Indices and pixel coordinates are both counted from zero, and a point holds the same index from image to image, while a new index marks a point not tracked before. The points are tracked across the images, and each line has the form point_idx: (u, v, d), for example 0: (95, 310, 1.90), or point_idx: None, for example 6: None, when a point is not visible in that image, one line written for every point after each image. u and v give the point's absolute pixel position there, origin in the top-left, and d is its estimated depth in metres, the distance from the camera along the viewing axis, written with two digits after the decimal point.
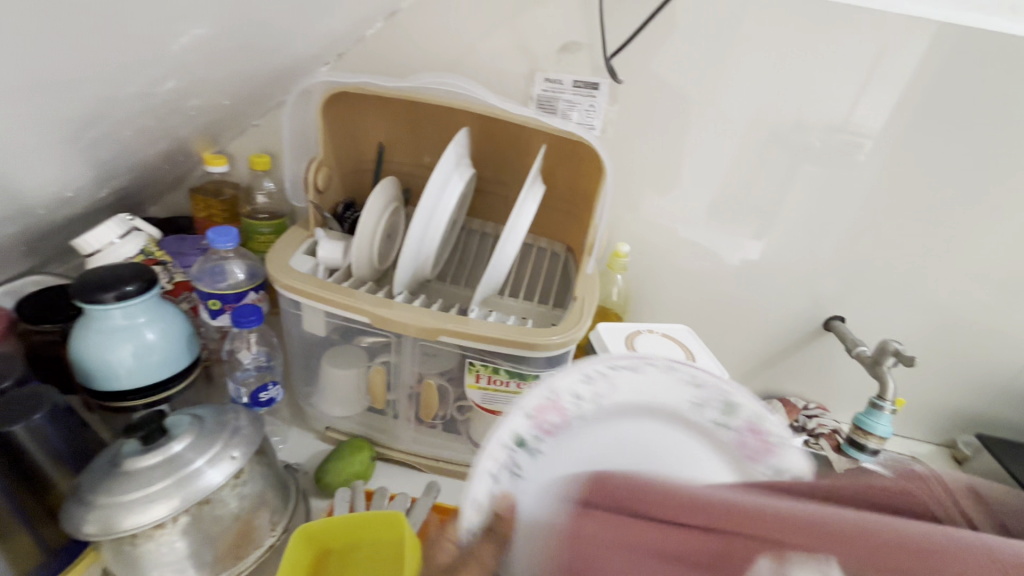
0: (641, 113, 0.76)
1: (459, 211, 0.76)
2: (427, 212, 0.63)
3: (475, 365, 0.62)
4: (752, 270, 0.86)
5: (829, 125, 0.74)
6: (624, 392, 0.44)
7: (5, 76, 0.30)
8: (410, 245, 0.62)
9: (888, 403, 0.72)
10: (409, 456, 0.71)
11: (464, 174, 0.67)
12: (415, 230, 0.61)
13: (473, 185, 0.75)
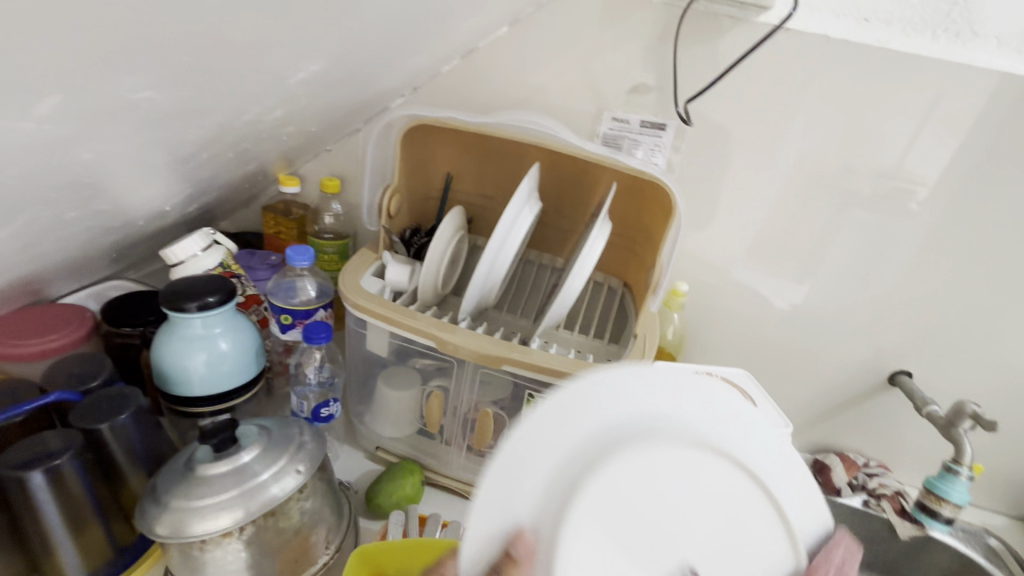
0: (707, 155, 0.77)
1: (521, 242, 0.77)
2: (497, 242, 0.64)
3: (533, 397, 0.61)
4: (813, 317, 0.84)
5: (904, 174, 0.73)
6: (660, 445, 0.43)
7: (160, 107, 0.34)
8: (478, 274, 0.63)
9: (965, 468, 0.68)
10: (456, 482, 0.71)
11: (533, 207, 0.68)
12: (485, 259, 0.63)
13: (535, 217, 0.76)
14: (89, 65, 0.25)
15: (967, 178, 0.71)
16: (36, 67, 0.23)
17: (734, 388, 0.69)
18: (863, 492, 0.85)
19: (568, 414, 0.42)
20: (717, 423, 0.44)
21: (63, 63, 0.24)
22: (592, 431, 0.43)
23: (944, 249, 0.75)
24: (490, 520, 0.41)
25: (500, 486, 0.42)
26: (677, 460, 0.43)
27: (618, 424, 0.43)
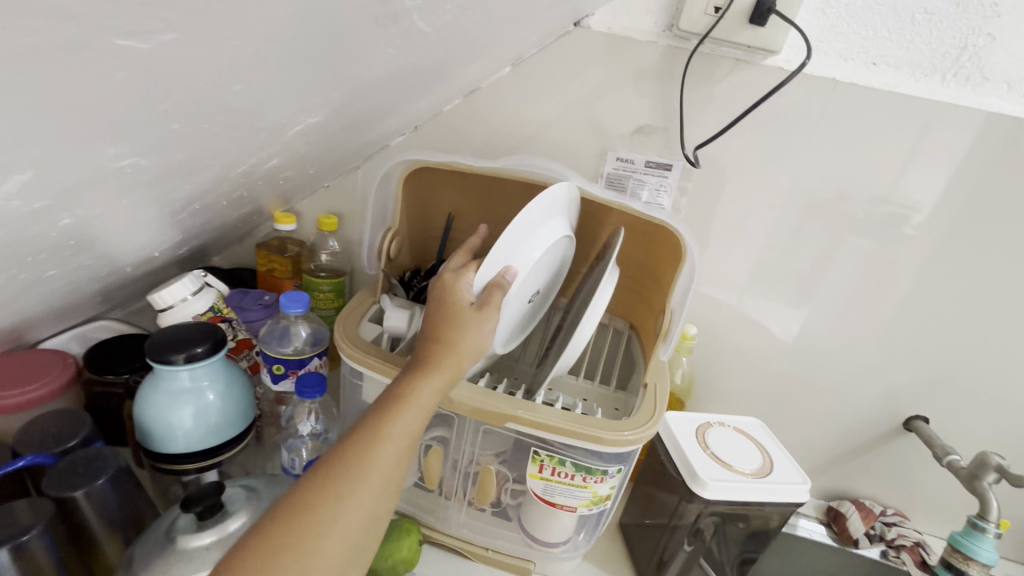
0: (712, 197, 0.75)
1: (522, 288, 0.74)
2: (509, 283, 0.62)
3: (539, 455, 0.58)
4: (824, 360, 0.82)
5: (910, 220, 0.72)
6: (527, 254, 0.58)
7: (148, 170, 0.31)
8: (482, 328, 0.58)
9: (992, 525, 0.65)
10: (456, 540, 0.67)
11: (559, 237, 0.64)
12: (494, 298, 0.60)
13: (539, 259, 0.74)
14: (69, 142, 0.23)
15: (976, 221, 0.70)
16: (6, 150, 0.21)
17: (748, 439, 0.66)
18: (880, 542, 0.83)
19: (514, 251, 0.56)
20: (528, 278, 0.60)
21: (40, 145, 0.22)
22: (539, 224, 0.58)
23: (955, 291, 0.74)
24: (500, 259, 0.54)
25: (516, 234, 0.55)
26: (547, 259, 0.62)
27: (536, 232, 0.58)
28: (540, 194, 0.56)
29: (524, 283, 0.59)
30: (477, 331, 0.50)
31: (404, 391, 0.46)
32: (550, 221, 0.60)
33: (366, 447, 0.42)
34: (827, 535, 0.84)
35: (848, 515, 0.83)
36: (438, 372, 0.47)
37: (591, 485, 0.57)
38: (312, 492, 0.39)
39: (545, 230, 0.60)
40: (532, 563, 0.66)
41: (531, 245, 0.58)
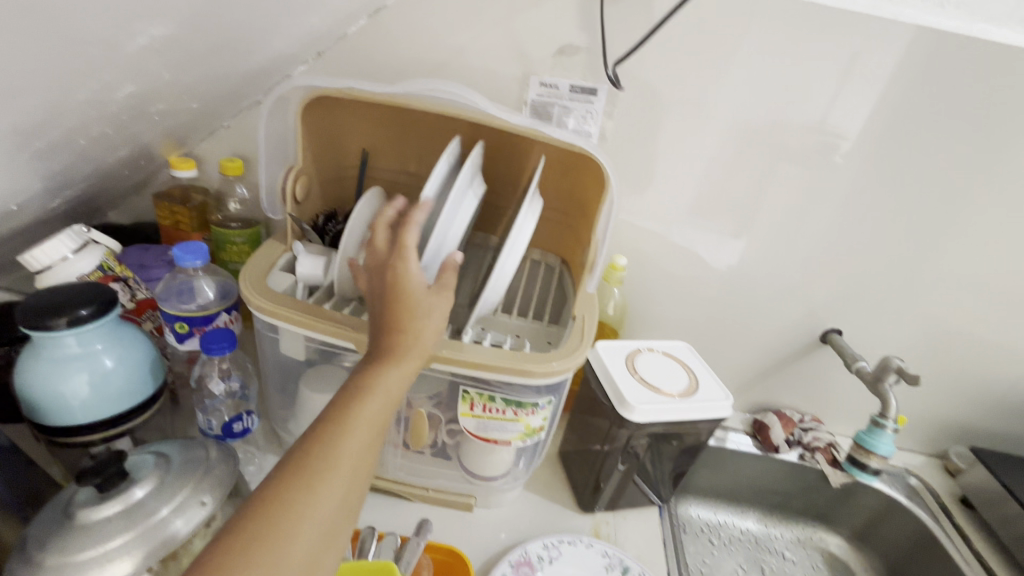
0: (639, 123, 0.73)
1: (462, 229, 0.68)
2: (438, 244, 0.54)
3: (469, 393, 0.57)
4: (750, 283, 0.84)
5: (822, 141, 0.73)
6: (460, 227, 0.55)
7: None
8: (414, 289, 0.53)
9: (890, 421, 0.70)
10: (395, 484, 0.67)
11: (478, 190, 0.58)
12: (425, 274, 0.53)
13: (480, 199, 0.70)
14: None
15: (889, 137, 0.72)
16: None
17: (676, 361, 0.68)
18: (798, 447, 0.90)
19: (448, 226, 0.54)
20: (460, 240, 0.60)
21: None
22: (464, 193, 0.55)
23: (868, 208, 0.77)
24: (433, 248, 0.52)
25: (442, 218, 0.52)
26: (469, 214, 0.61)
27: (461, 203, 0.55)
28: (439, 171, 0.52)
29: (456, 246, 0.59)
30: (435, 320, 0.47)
31: (371, 378, 0.43)
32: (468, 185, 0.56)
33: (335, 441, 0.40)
34: (752, 445, 0.91)
35: (771, 425, 0.90)
36: (403, 359, 0.45)
37: (522, 419, 0.58)
38: (275, 495, 0.37)
39: (470, 195, 0.56)
40: (472, 497, 0.67)
41: (462, 218, 0.55)
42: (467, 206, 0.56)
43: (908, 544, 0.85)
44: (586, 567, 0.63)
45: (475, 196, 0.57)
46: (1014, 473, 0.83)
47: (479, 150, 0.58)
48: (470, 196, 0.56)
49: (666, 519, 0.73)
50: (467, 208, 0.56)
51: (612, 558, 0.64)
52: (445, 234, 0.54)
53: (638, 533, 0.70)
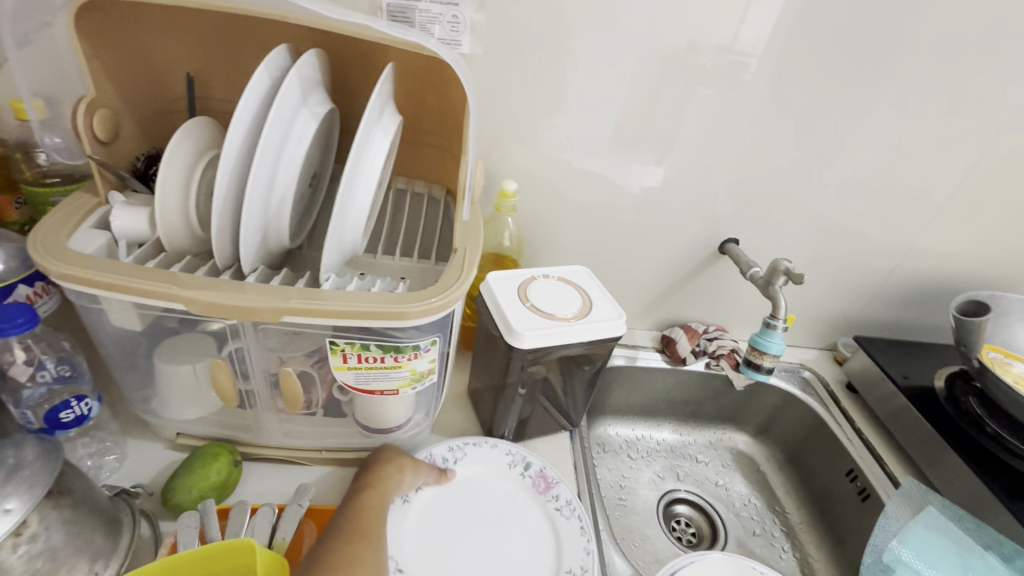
0: (512, 29, 0.66)
1: (325, 159, 0.59)
2: (269, 176, 0.46)
3: (338, 345, 0.51)
4: (648, 201, 0.82)
5: (718, 46, 0.69)
6: (293, 154, 0.47)
7: None
8: (248, 229, 0.45)
9: (780, 321, 0.72)
10: (286, 452, 0.62)
11: (317, 110, 0.49)
12: (253, 207, 0.45)
13: (338, 124, 0.60)
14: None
15: (771, 34, 0.68)
16: None
17: (571, 284, 0.65)
18: (704, 356, 0.92)
19: (277, 153, 0.46)
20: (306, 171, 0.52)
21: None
22: (294, 113, 0.47)
23: (757, 110, 0.74)
24: (256, 179, 0.44)
25: (266, 141, 0.44)
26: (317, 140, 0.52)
27: (291, 125, 0.46)
28: (250, 84, 0.43)
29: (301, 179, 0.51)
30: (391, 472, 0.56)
31: (376, 479, 0.54)
32: (300, 103, 0.47)
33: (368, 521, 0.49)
34: (661, 361, 0.93)
35: (677, 339, 0.91)
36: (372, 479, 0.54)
37: (404, 365, 0.53)
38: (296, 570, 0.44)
39: (305, 116, 0.48)
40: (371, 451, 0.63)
41: (293, 144, 0.47)
42: (301, 131, 0.47)
43: (801, 431, 0.91)
44: (491, 465, 0.64)
45: (313, 117, 0.49)
46: (890, 356, 0.90)
47: (313, 60, 0.49)
48: (305, 118, 0.48)
49: (577, 443, 0.73)
50: (299, 133, 0.47)
51: (515, 455, 0.65)
52: (276, 167, 0.46)
53: (547, 460, 0.70)
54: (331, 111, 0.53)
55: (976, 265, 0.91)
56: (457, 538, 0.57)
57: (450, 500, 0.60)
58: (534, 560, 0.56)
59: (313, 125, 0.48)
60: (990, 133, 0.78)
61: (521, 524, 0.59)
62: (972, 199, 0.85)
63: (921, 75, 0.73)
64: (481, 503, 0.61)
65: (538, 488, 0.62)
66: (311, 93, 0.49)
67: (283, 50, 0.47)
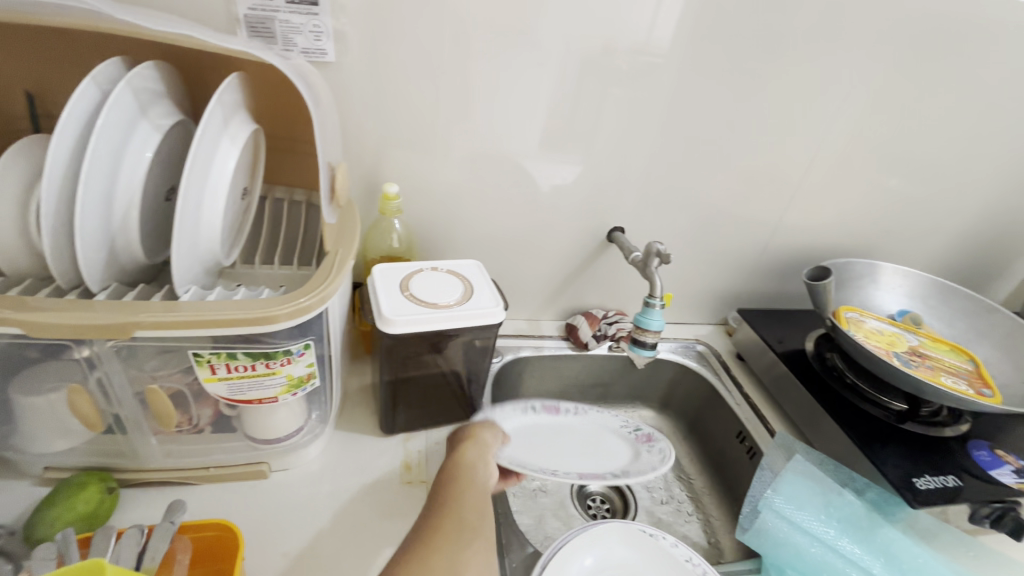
0: (377, 36, 0.67)
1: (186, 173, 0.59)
2: (106, 189, 0.46)
3: (203, 357, 0.50)
4: (531, 199, 0.86)
5: (634, 48, 0.74)
6: (133, 167, 0.47)
7: None
8: (85, 243, 0.44)
9: (655, 299, 0.78)
10: (168, 472, 0.60)
11: (160, 123, 0.50)
12: (89, 221, 0.44)
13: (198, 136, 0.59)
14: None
15: (630, 34, 0.73)
16: None
17: (453, 279, 0.68)
18: (606, 340, 0.97)
19: (114, 168, 0.46)
20: (155, 184, 0.51)
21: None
22: (131, 126, 0.47)
23: (626, 106, 0.79)
24: (89, 193, 0.44)
25: (99, 155, 0.44)
26: (166, 153, 0.52)
27: (127, 139, 0.47)
28: (72, 97, 0.43)
29: (149, 192, 0.51)
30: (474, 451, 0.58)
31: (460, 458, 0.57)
32: (138, 117, 0.48)
33: (458, 494, 0.52)
34: (566, 348, 0.97)
35: (578, 326, 0.95)
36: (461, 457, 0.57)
37: (278, 370, 0.53)
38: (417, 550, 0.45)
39: (143, 130, 0.48)
40: (264, 463, 0.63)
41: (130, 157, 0.47)
42: (140, 145, 0.48)
43: (697, 401, 0.98)
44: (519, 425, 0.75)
45: (154, 130, 0.49)
46: (768, 324, 0.99)
47: (151, 74, 0.49)
48: (142, 131, 0.48)
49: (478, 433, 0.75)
50: (139, 147, 0.48)
51: (523, 404, 0.79)
52: (112, 181, 0.46)
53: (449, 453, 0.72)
54: (180, 125, 0.54)
55: (837, 236, 1.02)
56: (551, 455, 0.72)
57: (520, 445, 0.71)
58: (598, 441, 0.78)
59: (151, 138, 0.49)
60: (831, 118, 0.87)
61: (570, 431, 0.78)
62: (824, 177, 0.94)
63: (766, 68, 0.80)
64: (536, 438, 0.75)
65: (551, 411, 0.80)
66: (150, 106, 0.49)
67: (114, 65, 0.47)
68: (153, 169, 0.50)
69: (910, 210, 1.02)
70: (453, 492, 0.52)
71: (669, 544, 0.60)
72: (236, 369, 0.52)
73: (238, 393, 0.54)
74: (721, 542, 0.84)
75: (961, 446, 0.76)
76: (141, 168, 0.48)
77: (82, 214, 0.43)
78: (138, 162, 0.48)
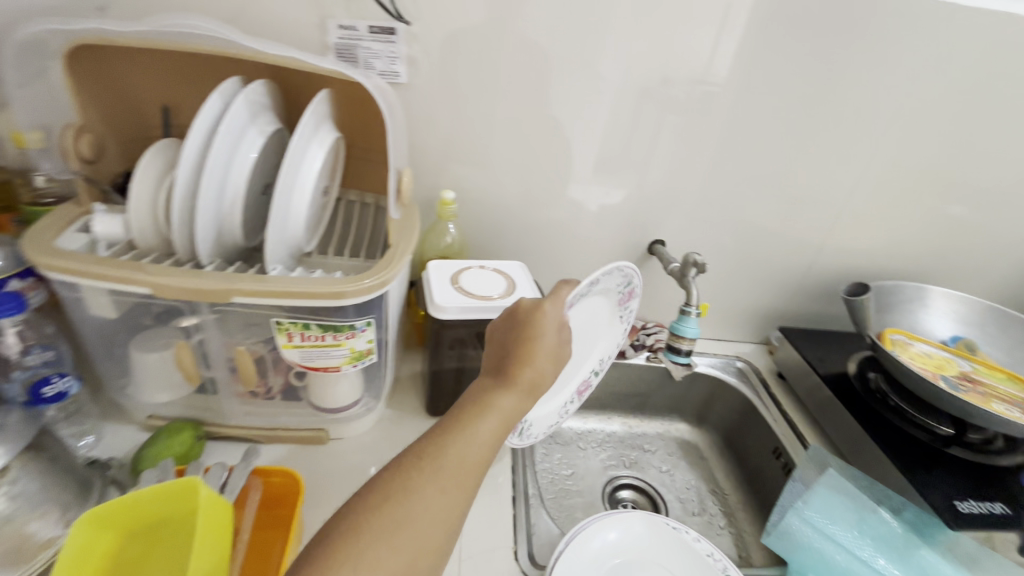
0: (443, 60, 0.76)
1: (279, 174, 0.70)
2: (222, 181, 0.56)
3: (283, 324, 0.59)
4: (573, 211, 0.91)
5: (695, 78, 0.80)
6: (242, 164, 0.58)
7: None
8: (203, 223, 0.55)
9: (692, 307, 0.81)
10: (245, 430, 0.69)
11: (266, 129, 0.60)
12: (208, 206, 0.55)
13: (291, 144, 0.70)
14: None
15: (677, 60, 0.78)
16: None
17: (498, 276, 0.74)
18: (644, 350, 1.00)
19: (229, 164, 0.56)
20: (258, 181, 0.62)
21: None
22: (243, 131, 0.57)
23: (669, 126, 0.84)
24: (210, 183, 0.54)
25: (219, 153, 0.55)
26: (268, 156, 0.63)
27: (240, 141, 0.57)
28: (203, 107, 0.54)
29: (254, 186, 0.61)
30: (513, 398, 0.48)
31: (484, 397, 0.48)
32: (249, 124, 0.58)
33: (465, 429, 0.45)
34: None
35: None
36: (505, 386, 0.49)
37: (343, 342, 0.61)
38: (385, 484, 0.40)
39: (252, 135, 0.59)
40: (324, 430, 0.71)
41: (241, 155, 0.57)
42: (249, 147, 0.58)
43: (735, 416, 0.99)
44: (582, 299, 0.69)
45: (261, 136, 0.60)
46: (812, 345, 0.98)
47: (262, 90, 0.60)
48: (252, 136, 0.59)
49: None
50: (249, 148, 0.58)
51: (625, 274, 0.72)
52: (227, 174, 0.56)
53: None
54: (281, 133, 0.64)
55: (886, 260, 1.01)
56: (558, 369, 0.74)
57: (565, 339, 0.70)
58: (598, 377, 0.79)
59: (258, 140, 0.59)
60: (879, 140, 0.88)
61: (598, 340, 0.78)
62: (873, 200, 0.94)
63: (811, 92, 0.82)
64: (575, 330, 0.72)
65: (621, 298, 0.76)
66: (259, 116, 0.60)
67: (235, 83, 0.58)
68: (258, 168, 0.61)
69: (968, 237, 0.99)
70: (458, 429, 0.45)
71: (691, 538, 0.62)
72: (310, 339, 0.61)
73: (308, 361, 0.63)
74: (752, 557, 0.83)
75: (1015, 478, 0.74)
76: (249, 165, 0.58)
77: (204, 201, 0.54)
78: (247, 159, 0.58)
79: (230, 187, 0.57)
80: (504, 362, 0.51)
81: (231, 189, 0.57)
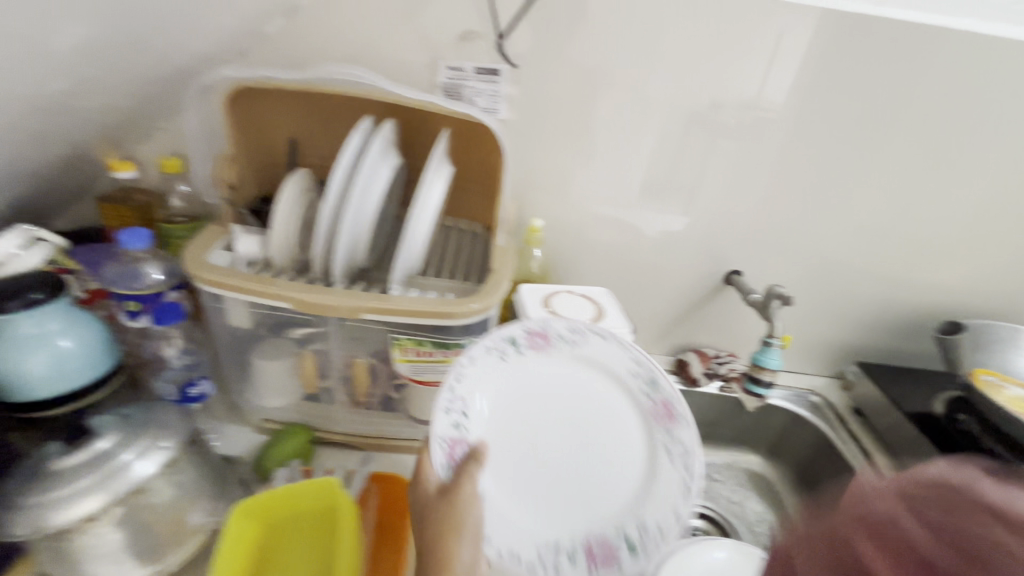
0: (538, 98, 0.82)
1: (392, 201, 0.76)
2: (357, 209, 0.62)
3: (401, 340, 0.65)
4: (650, 241, 0.94)
5: (756, 109, 0.82)
6: (376, 193, 0.63)
7: None
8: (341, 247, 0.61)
9: (775, 340, 0.83)
10: (349, 436, 0.74)
11: (392, 162, 0.66)
12: (346, 231, 0.60)
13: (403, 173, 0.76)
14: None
15: (763, 99, 0.81)
16: None
17: (587, 301, 0.78)
18: (717, 378, 1.00)
19: (365, 193, 0.62)
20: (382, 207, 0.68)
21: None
22: (378, 163, 0.63)
23: (750, 161, 0.87)
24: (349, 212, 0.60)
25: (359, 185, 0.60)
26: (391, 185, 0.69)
27: (375, 172, 0.63)
28: (346, 144, 0.60)
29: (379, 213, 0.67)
30: (466, 553, 0.53)
31: (441, 563, 0.51)
32: (381, 157, 0.64)
33: None
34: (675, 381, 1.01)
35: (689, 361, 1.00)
36: (454, 552, 0.52)
37: (451, 359, 0.66)
38: None
39: (384, 166, 0.64)
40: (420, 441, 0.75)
41: (375, 185, 0.63)
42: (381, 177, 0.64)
43: (810, 450, 0.98)
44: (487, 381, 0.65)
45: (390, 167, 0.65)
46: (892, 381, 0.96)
47: (390, 127, 0.66)
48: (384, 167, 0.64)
49: None
50: (381, 178, 0.63)
51: (497, 345, 0.65)
52: (362, 202, 0.62)
53: None
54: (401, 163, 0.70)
55: (971, 297, 0.98)
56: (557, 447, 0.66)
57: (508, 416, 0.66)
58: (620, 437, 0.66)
59: (388, 170, 0.65)
60: (967, 178, 0.88)
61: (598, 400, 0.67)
62: (959, 237, 0.93)
63: (896, 131, 0.84)
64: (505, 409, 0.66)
65: (538, 344, 0.67)
66: (388, 149, 0.66)
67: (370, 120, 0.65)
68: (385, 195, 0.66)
69: None
70: None
71: None
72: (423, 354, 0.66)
73: (417, 375, 0.68)
74: None
75: None
76: (381, 194, 0.64)
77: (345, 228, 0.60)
78: (380, 188, 0.63)
79: (364, 213, 0.63)
80: (439, 523, 0.53)
81: (364, 216, 0.63)
